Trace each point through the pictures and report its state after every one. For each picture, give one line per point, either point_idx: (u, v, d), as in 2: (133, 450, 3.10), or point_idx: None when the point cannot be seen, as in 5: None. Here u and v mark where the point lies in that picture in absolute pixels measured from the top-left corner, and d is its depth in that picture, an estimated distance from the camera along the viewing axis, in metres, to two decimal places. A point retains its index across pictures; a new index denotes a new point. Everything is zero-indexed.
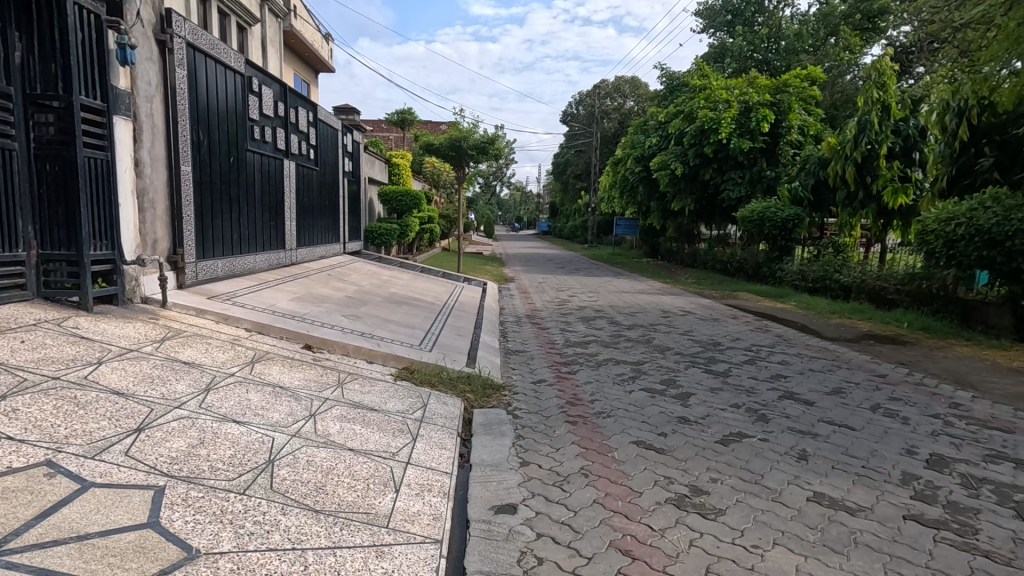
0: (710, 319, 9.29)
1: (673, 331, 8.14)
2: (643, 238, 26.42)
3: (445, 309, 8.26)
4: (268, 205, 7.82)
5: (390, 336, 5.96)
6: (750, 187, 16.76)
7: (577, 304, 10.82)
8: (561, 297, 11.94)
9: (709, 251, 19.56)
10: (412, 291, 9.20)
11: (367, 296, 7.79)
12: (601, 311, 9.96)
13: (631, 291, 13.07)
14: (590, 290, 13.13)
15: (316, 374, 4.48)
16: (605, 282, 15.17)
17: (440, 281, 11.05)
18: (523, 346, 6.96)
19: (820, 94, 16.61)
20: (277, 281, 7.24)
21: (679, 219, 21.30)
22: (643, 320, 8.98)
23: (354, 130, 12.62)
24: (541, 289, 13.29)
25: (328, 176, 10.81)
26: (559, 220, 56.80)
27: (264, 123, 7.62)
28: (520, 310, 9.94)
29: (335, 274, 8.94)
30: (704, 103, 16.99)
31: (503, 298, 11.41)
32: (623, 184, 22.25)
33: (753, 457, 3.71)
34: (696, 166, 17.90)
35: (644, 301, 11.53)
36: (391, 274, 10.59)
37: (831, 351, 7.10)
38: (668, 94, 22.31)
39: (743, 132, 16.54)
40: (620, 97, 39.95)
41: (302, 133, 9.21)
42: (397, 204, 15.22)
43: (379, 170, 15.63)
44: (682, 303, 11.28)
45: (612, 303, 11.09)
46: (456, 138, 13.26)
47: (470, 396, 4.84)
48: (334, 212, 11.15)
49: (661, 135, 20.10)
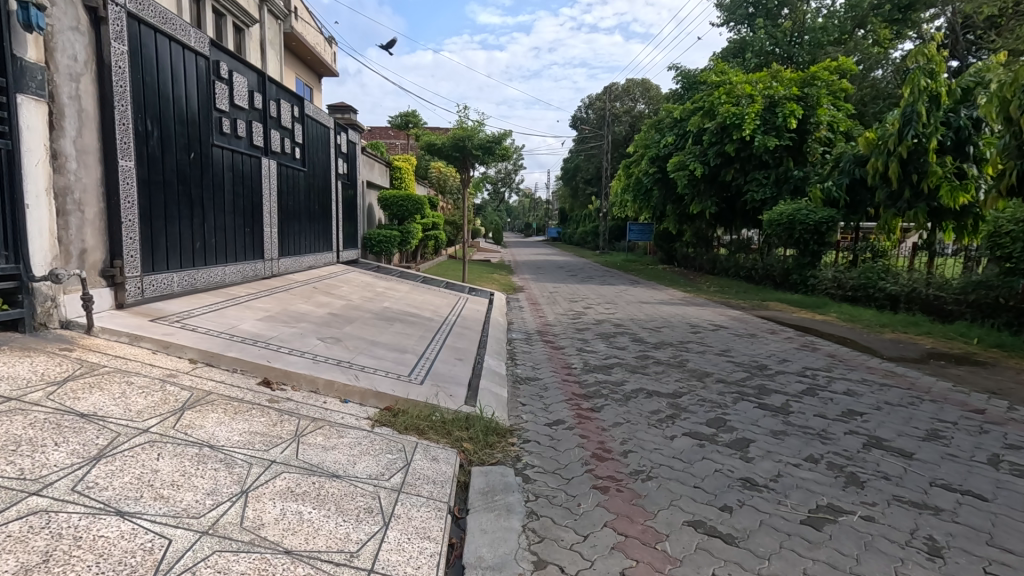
0: (746, 335, 8.19)
1: (708, 350, 7.06)
2: (657, 243, 25.31)
3: (446, 326, 7.23)
4: (242, 209, 6.87)
5: (374, 364, 4.93)
6: (776, 188, 15.63)
7: (593, 317, 9.77)
8: (574, 308, 10.90)
9: (731, 257, 18.45)
10: (408, 305, 8.20)
11: (354, 312, 6.78)
12: (620, 326, 8.89)
13: (651, 302, 11.99)
14: (606, 300, 12.06)
15: (266, 423, 3.45)
16: (622, 291, 14.10)
17: (441, 293, 10.02)
18: (534, 372, 5.92)
19: (851, 87, 15.49)
20: (248, 297, 6.24)
21: (697, 223, 20.21)
22: (670, 337, 7.91)
23: (350, 129, 11.70)
24: (553, 300, 12.24)
25: (319, 178, 9.88)
26: (568, 225, 55.84)
27: (235, 115, 6.67)
28: (530, 325, 8.90)
29: (321, 287, 7.94)
30: (725, 98, 15.95)
31: (512, 311, 10.37)
32: (636, 187, 21.19)
33: (865, 552, 2.61)
34: (716, 166, 16.83)
35: (667, 313, 10.44)
36: (388, 285, 9.60)
37: (901, 376, 5.96)
38: (684, 92, 21.26)
39: (768, 128, 15.46)
40: (631, 99, 39.00)
41: (286, 129, 8.27)
42: (398, 209, 14.26)
43: (379, 173, 14.69)
44: (710, 315, 10.18)
45: (632, 315, 10.01)
46: (459, 137, 12.19)
47: (467, 446, 3.79)
48: (326, 218, 10.21)
49: (678, 135, 19.05)
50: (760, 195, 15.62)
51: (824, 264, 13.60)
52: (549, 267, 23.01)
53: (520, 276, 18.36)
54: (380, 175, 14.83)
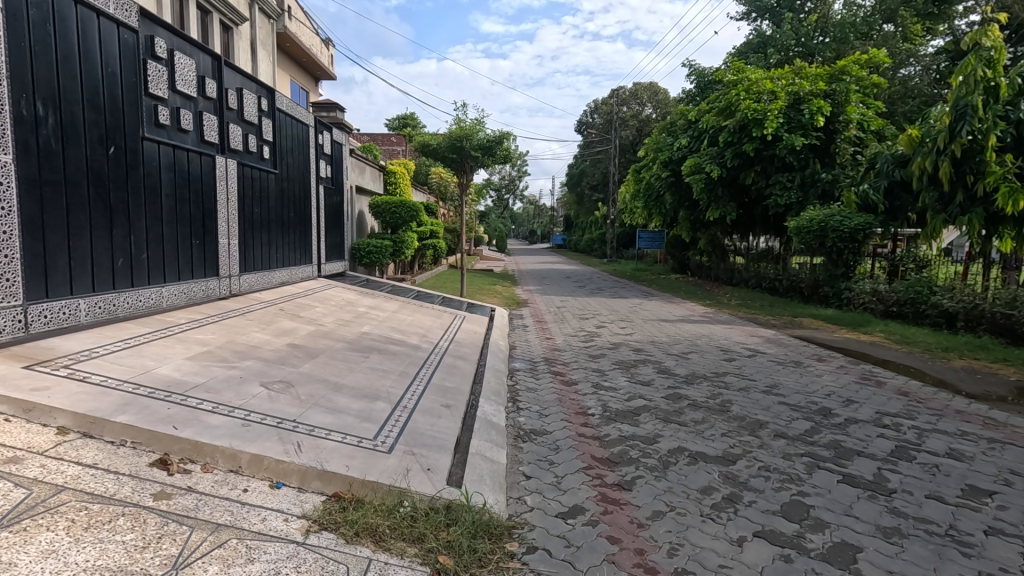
0: (789, 364, 6.94)
1: (751, 386, 5.82)
2: (669, 251, 24.07)
3: (434, 358, 6.04)
4: (189, 218, 5.72)
5: (329, 422, 3.73)
6: (801, 192, 14.41)
7: (608, 339, 8.53)
8: (585, 327, 9.67)
9: (752, 267, 17.20)
10: (393, 329, 7.01)
11: (321, 343, 5.58)
12: (640, 351, 7.66)
13: (670, 318, 10.75)
14: (620, 317, 10.84)
15: (130, 546, 2.23)
16: (637, 305, 12.87)
17: (435, 313, 8.85)
18: (542, 421, 4.70)
19: (885, 82, 14.24)
20: (188, 326, 5.07)
21: (712, 230, 18.97)
22: (700, 367, 6.68)
23: (334, 128, 10.58)
24: (561, 317, 11.01)
25: (297, 181, 8.76)
26: (574, 232, 54.58)
27: (177, 103, 5.52)
28: (535, 351, 7.69)
29: (290, 309, 6.77)
30: (745, 95, 14.73)
31: (515, 332, 9.17)
32: (648, 192, 19.95)
33: None
34: (735, 169, 15.64)
35: (691, 333, 9.18)
36: (372, 303, 8.42)
37: (1005, 424, 4.72)
38: (698, 92, 20.05)
39: (793, 127, 14.26)
40: (638, 103, 37.88)
41: (251, 124, 7.12)
42: (391, 217, 13.10)
43: (370, 177, 13.54)
44: (741, 336, 8.92)
45: (652, 337, 8.75)
46: (457, 137, 11.04)
47: (444, 565, 2.56)
48: (305, 227, 9.06)
49: (693, 136, 17.85)
50: (784, 200, 14.36)
51: (859, 276, 12.34)
52: (554, 277, 21.79)
53: (524, 288, 17.18)
54: (371, 179, 13.67)
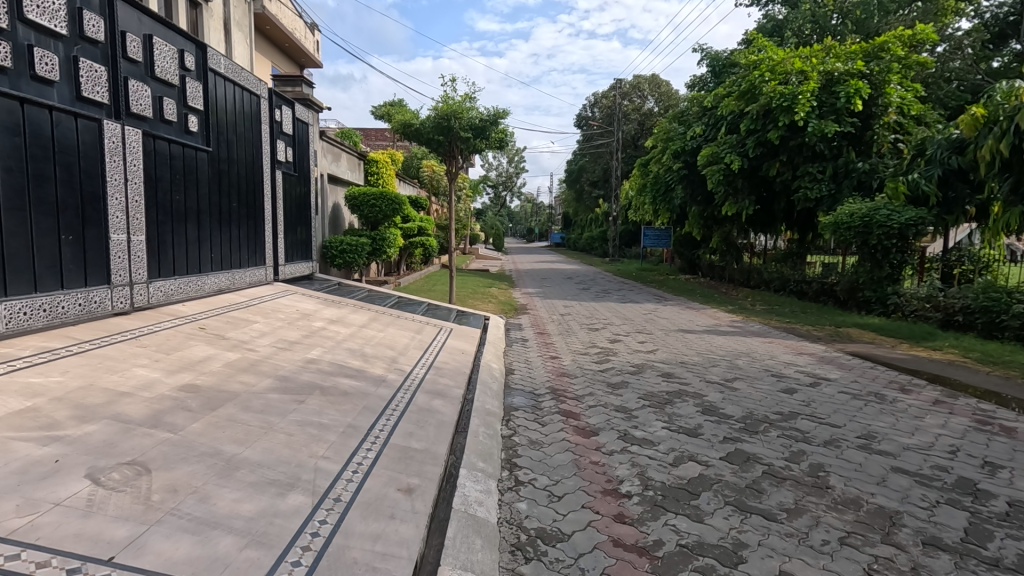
0: (869, 398, 5.31)
1: (839, 439, 4.20)
2: (677, 250, 22.48)
3: (400, 399, 4.40)
4: (54, 205, 4.09)
5: (184, 556, 2.09)
6: (833, 184, 12.83)
7: (627, 359, 6.88)
8: (596, 342, 8.02)
9: (774, 269, 15.59)
10: (352, 353, 5.36)
11: (236, 382, 3.92)
12: (671, 378, 6.02)
13: (694, 329, 9.15)
14: (636, 327, 9.22)
15: None
16: (651, 312, 11.27)
17: (415, 327, 7.20)
18: (554, 514, 3.07)
19: (930, 61, 12.59)
20: (27, 361, 3.41)
21: (726, 226, 17.37)
22: (758, 405, 5.04)
23: (296, 105, 8.91)
24: (566, 328, 9.36)
25: (244, 165, 7.11)
26: (573, 230, 52.90)
27: (29, 37, 3.87)
28: (539, 378, 6.04)
29: (216, 327, 5.11)
30: (770, 76, 13.09)
31: (511, 350, 7.51)
32: (657, 185, 18.40)
33: None
34: (757, 160, 14.05)
35: (726, 349, 7.55)
36: (334, 316, 6.75)
37: None
38: (712, 78, 18.39)
39: (825, 112, 12.63)
40: (639, 96, 36.32)
41: (169, 84, 5.46)
42: (369, 210, 11.41)
43: (345, 166, 11.85)
44: (788, 354, 7.28)
45: (681, 355, 7.10)
46: (444, 116, 9.36)
47: None
48: (255, 221, 7.39)
49: (709, 125, 16.23)
50: (814, 192, 12.77)
51: (906, 280, 10.76)
52: (555, 278, 20.19)
53: (521, 291, 15.55)
54: (348, 168, 12.00)
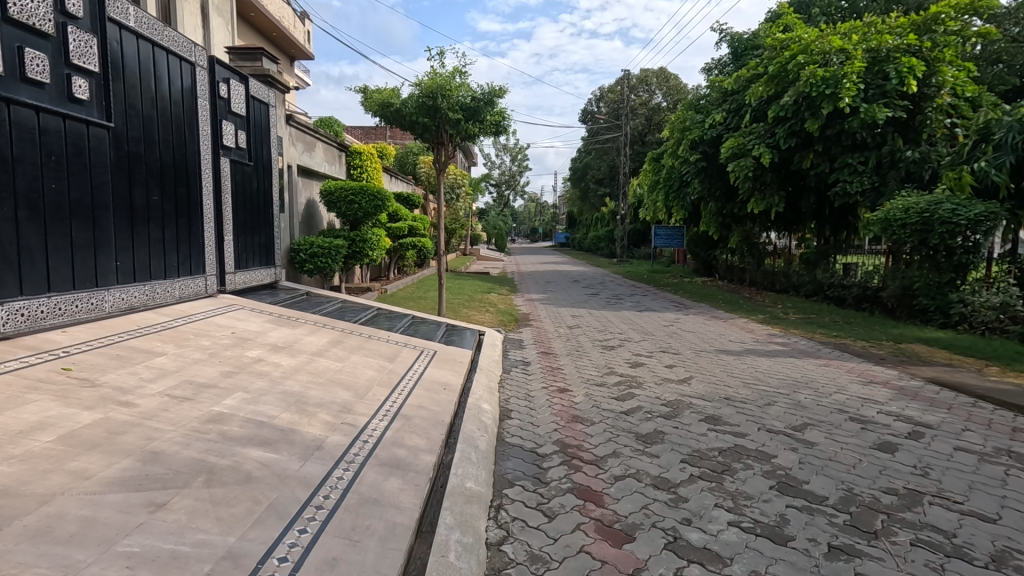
0: (1006, 462, 3.80)
1: (1012, 553, 2.69)
2: (691, 250, 20.94)
3: (334, 486, 2.91)
4: None
5: None
6: (877, 176, 11.33)
7: (655, 395, 5.38)
8: (614, 367, 6.53)
9: (804, 272, 14.02)
10: (286, 401, 3.88)
11: (57, 473, 2.44)
12: (718, 425, 4.51)
13: (730, 347, 7.64)
14: (659, 345, 7.73)
15: None
16: (673, 323, 9.76)
17: (387, 353, 5.72)
18: None
19: (990, 34, 11.04)
20: None
21: (747, 224, 16.09)
22: (857, 478, 3.52)
23: (252, 80, 7.45)
24: (575, 345, 7.85)
25: (172, 148, 5.64)
26: (578, 229, 51.37)
27: None
28: (543, 427, 4.53)
29: (90, 366, 3.65)
30: (806, 53, 11.60)
31: (508, 380, 6.01)
32: (670, 181, 17.10)
33: None
34: (789, 150, 12.56)
35: (779, 376, 6.03)
36: (281, 340, 5.28)
37: None
38: (732, 63, 16.87)
39: (869, 93, 11.12)
40: (647, 90, 34.91)
41: (38, 32, 4.04)
42: (347, 207, 9.96)
43: (322, 157, 10.39)
44: (857, 384, 5.76)
45: (723, 388, 5.58)
46: (430, 95, 7.86)
47: None
48: (187, 219, 5.90)
49: (731, 112, 14.75)
50: (856, 185, 11.26)
51: (971, 286, 9.13)
52: (559, 281, 18.67)
53: (523, 296, 14.07)
54: (325, 160, 10.55)
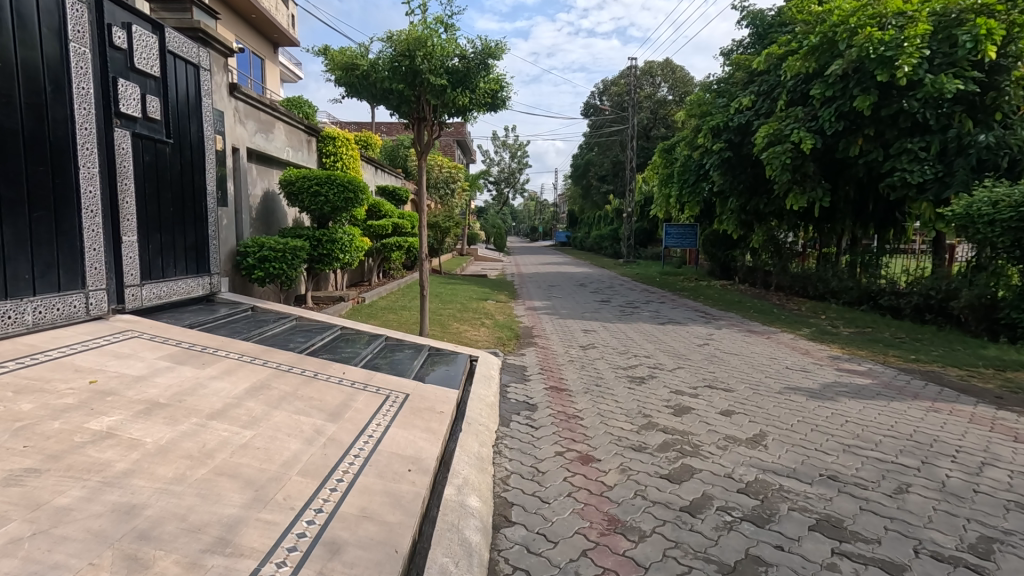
0: None
1: None
2: (707, 252, 19.16)
3: None
4: None
5: None
6: (943, 163, 9.66)
7: (725, 471, 3.65)
8: (652, 415, 4.78)
9: (845, 276, 12.30)
10: (106, 535, 2.13)
11: None
12: (848, 545, 2.78)
13: (794, 381, 5.88)
14: (703, 378, 5.97)
15: None
16: (709, 342, 8.00)
17: (331, 406, 3.96)
18: None
19: None
20: None
21: (774, 222, 14.44)
22: None
23: (172, 31, 5.70)
24: (594, 376, 6.10)
25: (22, 110, 3.93)
26: (580, 229, 49.60)
27: None
28: (564, 547, 2.79)
29: None
30: (857, 21, 9.94)
31: (507, 440, 4.24)
32: (686, 174, 15.41)
33: None
34: (832, 136, 10.88)
35: (887, 437, 4.28)
36: (167, 394, 3.51)
37: None
38: (756, 42, 15.15)
39: (936, 65, 9.47)
40: (652, 80, 33.22)
41: None
42: (310, 201, 8.16)
43: (282, 140, 8.62)
44: (1008, 450, 4.02)
45: (819, 458, 3.85)
46: (406, 53, 6.09)
47: None
48: (52, 212, 4.17)
49: (760, 95, 12.93)
50: (916, 174, 9.59)
51: None
52: (564, 285, 16.89)
53: (524, 304, 12.33)
54: (287, 144, 8.79)
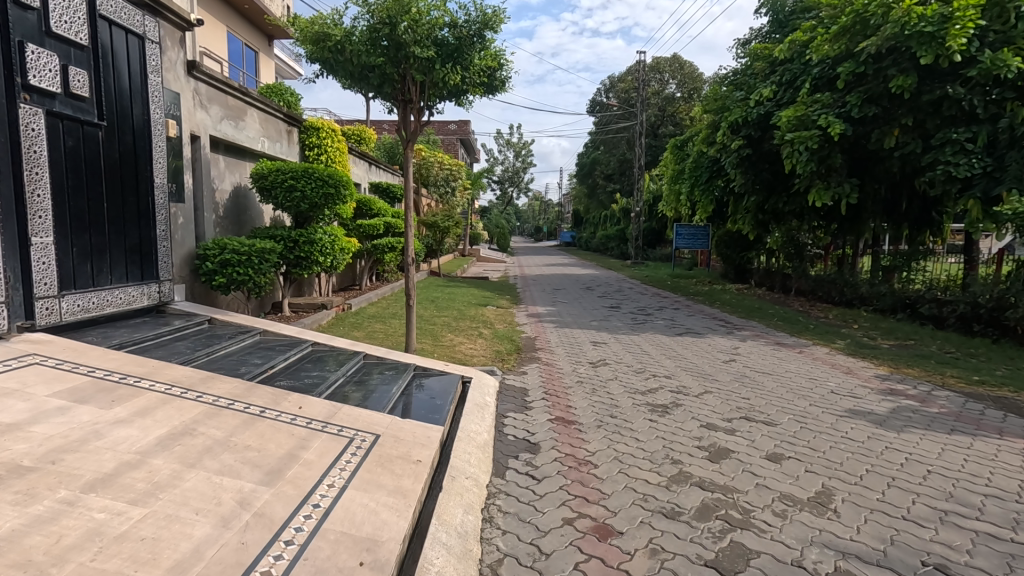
0: None
1: None
2: (721, 253, 18.13)
3: None
4: None
5: None
6: (992, 155, 8.66)
7: (792, 557, 2.70)
8: (683, 461, 3.83)
9: (875, 280, 11.29)
10: None
11: None
12: None
13: (848, 412, 4.91)
14: (737, 406, 5.01)
15: None
16: (736, 358, 7.03)
17: (270, 460, 3.03)
18: None
19: None
20: None
21: (795, 221, 13.43)
22: None
23: None
24: (608, 403, 5.15)
25: None
26: (585, 229, 48.51)
27: None
28: None
29: None
30: None
31: (500, 500, 3.31)
32: (698, 170, 14.43)
33: None
34: (865, 126, 9.89)
35: (989, 499, 3.33)
36: (39, 451, 2.61)
37: None
38: (775, 29, 14.15)
39: (988, 44, 8.48)
40: (659, 76, 32.24)
41: None
42: (285, 197, 7.22)
43: (255, 129, 7.69)
44: None
45: (913, 535, 2.90)
46: (385, 20, 5.14)
47: None
48: None
49: (782, 84, 11.92)
50: (963, 167, 8.60)
51: None
52: (569, 288, 15.94)
53: (526, 310, 11.38)
54: (262, 134, 7.88)
